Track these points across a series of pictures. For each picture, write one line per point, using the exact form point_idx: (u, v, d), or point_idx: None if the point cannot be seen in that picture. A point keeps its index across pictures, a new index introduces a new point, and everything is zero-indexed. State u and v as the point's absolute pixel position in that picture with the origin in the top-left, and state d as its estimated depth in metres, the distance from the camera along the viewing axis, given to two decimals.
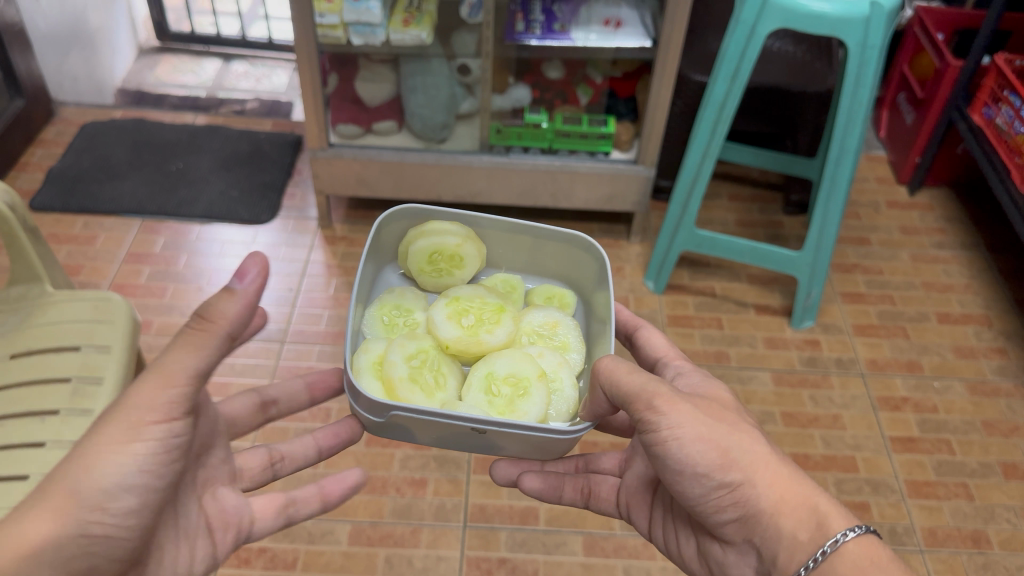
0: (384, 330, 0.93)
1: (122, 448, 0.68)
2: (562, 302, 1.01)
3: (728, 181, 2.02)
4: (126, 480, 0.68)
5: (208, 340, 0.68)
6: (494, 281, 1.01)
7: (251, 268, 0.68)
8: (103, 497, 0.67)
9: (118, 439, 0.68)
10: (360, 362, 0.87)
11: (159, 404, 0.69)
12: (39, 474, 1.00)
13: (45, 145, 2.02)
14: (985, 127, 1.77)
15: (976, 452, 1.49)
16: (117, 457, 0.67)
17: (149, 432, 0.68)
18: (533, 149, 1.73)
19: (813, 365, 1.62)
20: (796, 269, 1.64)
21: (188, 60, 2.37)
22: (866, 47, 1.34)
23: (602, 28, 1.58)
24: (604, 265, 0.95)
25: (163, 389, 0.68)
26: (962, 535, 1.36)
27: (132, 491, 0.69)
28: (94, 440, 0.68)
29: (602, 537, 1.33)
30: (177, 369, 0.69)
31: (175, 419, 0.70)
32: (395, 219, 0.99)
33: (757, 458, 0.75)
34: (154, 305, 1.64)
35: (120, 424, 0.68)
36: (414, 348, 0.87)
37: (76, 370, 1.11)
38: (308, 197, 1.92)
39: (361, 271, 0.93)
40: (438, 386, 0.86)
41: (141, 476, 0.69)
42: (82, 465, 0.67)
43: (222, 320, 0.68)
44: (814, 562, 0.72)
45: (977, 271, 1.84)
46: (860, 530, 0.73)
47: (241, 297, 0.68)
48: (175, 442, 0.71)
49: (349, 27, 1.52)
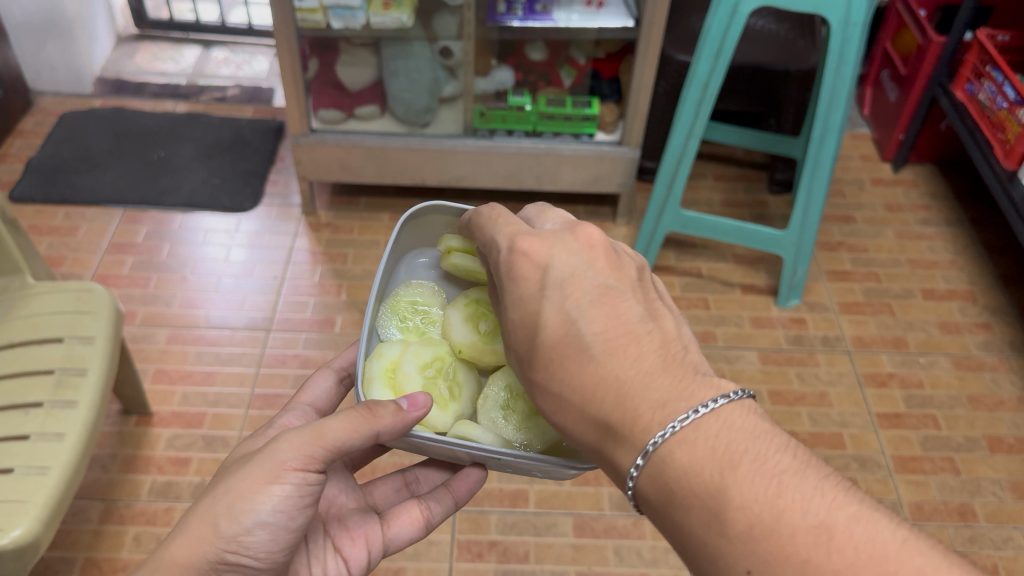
0: (400, 329, 0.89)
1: (262, 489, 0.70)
2: None
3: (713, 162, 2.01)
4: (262, 517, 0.70)
5: (366, 425, 0.71)
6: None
7: (419, 401, 0.74)
8: (239, 531, 0.70)
9: (262, 477, 0.70)
10: (372, 371, 0.81)
11: (303, 455, 0.71)
12: (25, 467, 0.99)
13: (23, 136, 1.99)
14: (968, 103, 1.77)
15: (962, 426, 1.50)
16: (259, 496, 0.70)
17: (288, 477, 0.70)
18: (516, 132, 1.73)
19: (799, 344, 1.62)
20: (781, 248, 1.64)
21: (167, 47, 2.34)
22: (848, 24, 1.33)
23: (584, 9, 1.57)
24: None
25: (313, 444, 0.71)
26: (949, 509, 1.38)
27: (266, 529, 0.71)
28: (240, 475, 0.71)
29: (592, 517, 1.33)
30: (328, 433, 0.71)
31: (314, 472, 0.72)
32: (413, 217, 0.93)
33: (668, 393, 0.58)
34: (138, 295, 1.63)
35: (264, 464, 0.71)
36: (428, 355, 0.84)
37: (60, 361, 1.10)
38: (291, 184, 1.91)
39: (378, 270, 0.87)
40: (451, 398, 0.84)
41: (275, 518, 0.71)
42: (225, 501, 0.70)
43: (384, 416, 0.72)
44: (649, 453, 0.57)
45: (961, 247, 1.85)
46: (722, 401, 0.57)
47: (404, 414, 0.73)
48: (310, 493, 0.72)
49: (329, 10, 1.52)
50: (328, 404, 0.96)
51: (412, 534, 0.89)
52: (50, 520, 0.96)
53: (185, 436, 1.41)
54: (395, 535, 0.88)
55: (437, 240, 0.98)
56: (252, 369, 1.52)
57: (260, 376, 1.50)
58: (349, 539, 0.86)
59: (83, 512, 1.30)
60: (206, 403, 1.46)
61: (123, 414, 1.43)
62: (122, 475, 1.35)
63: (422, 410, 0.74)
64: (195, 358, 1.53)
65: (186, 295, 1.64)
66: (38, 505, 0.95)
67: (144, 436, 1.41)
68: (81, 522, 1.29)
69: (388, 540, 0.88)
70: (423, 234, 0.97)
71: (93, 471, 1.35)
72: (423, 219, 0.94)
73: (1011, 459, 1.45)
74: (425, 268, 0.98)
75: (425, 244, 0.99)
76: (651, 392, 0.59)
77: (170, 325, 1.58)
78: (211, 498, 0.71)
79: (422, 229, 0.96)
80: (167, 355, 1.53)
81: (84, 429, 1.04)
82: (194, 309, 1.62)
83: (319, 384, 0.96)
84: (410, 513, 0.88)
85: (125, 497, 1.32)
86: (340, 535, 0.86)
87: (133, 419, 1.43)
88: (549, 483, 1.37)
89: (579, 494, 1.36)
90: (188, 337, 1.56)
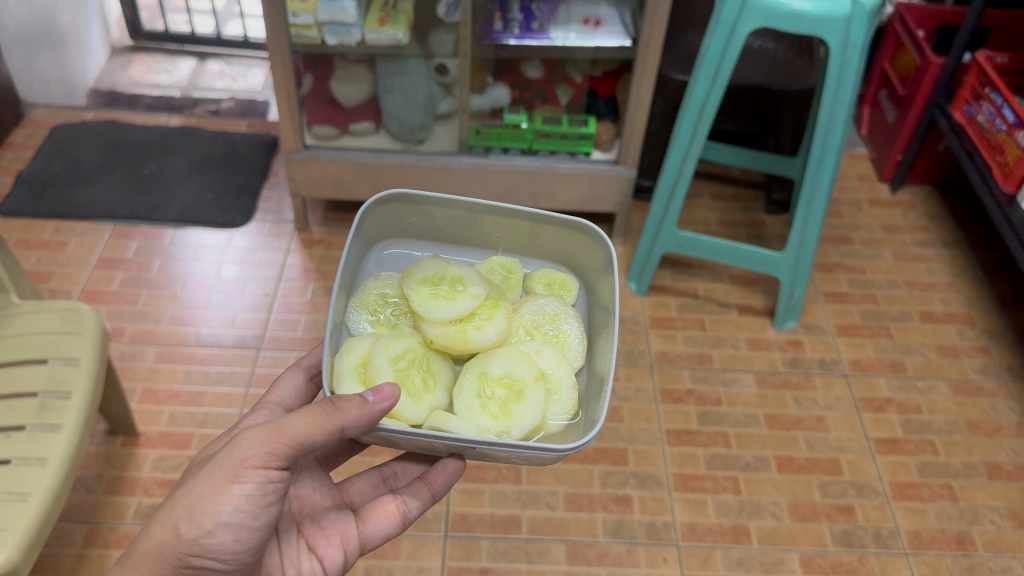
0: (370, 323, 0.89)
1: (221, 489, 0.73)
2: (562, 287, 0.96)
3: (710, 181, 2.00)
4: (222, 518, 0.73)
5: (329, 419, 0.73)
6: (489, 265, 0.95)
7: (386, 392, 0.75)
8: (200, 534, 0.73)
9: (223, 477, 0.73)
10: (341, 366, 0.82)
11: (263, 453, 0.74)
12: (4, 493, 0.97)
13: (14, 148, 1.97)
14: (967, 124, 1.76)
15: (960, 452, 1.48)
16: (218, 496, 0.73)
17: (248, 475, 0.73)
18: (512, 150, 1.71)
19: (796, 366, 1.61)
20: (778, 270, 1.62)
21: (162, 60, 2.32)
22: (848, 47, 1.32)
23: (581, 27, 1.55)
24: (612, 259, 0.90)
25: (272, 440, 0.74)
26: (947, 537, 1.36)
27: (228, 530, 0.74)
28: (200, 477, 0.74)
29: (585, 544, 1.31)
30: (290, 428, 0.74)
31: (275, 470, 0.75)
32: (384, 200, 0.93)
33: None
34: (127, 312, 1.61)
35: (224, 464, 0.74)
36: (400, 348, 0.83)
37: (43, 384, 1.07)
38: (284, 200, 1.89)
39: (343, 260, 0.87)
40: (425, 388, 0.83)
41: (237, 518, 0.74)
42: (187, 503, 0.73)
43: (347, 409, 0.73)
44: None
45: (960, 268, 1.84)
46: None
47: (370, 406, 0.74)
48: (273, 490, 0.75)
49: (324, 27, 1.49)
50: (298, 402, 0.98)
51: (388, 530, 0.89)
52: (30, 547, 0.94)
53: (172, 458, 1.39)
54: (371, 532, 0.88)
55: (407, 229, 0.97)
56: (241, 389, 1.49)
57: (249, 396, 1.48)
58: (323, 539, 0.87)
59: (67, 535, 1.27)
60: (194, 423, 1.44)
61: (109, 434, 1.41)
62: (107, 498, 1.33)
63: (388, 401, 0.74)
64: (184, 377, 1.51)
65: (176, 311, 1.62)
66: (18, 532, 0.93)
67: (130, 457, 1.38)
68: (64, 545, 1.26)
69: (364, 537, 0.89)
70: (394, 222, 0.96)
71: (77, 492, 1.33)
72: (394, 205, 0.94)
73: (1010, 486, 1.43)
74: (394, 257, 0.97)
75: (395, 234, 0.97)
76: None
77: (159, 343, 1.56)
78: (174, 501, 0.74)
79: (393, 220, 0.96)
80: (155, 374, 1.51)
81: (67, 453, 1.02)
82: (184, 326, 1.59)
83: (288, 383, 0.98)
84: (385, 508, 0.89)
85: (110, 520, 1.30)
86: (315, 535, 0.87)
87: (119, 440, 1.40)
88: (541, 509, 1.35)
89: (573, 520, 1.34)
90: (178, 355, 1.54)
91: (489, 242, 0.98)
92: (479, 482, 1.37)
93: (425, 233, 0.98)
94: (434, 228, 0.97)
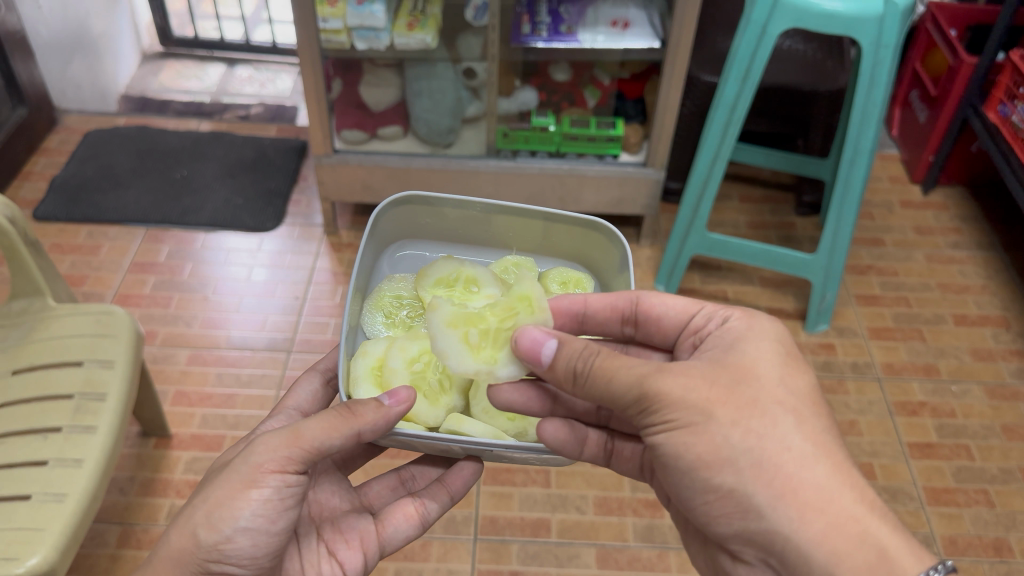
0: (385, 325, 0.90)
1: (239, 494, 0.72)
2: (578, 284, 0.95)
3: (740, 183, 1.98)
4: (241, 523, 0.72)
5: (345, 424, 0.74)
6: (503, 265, 0.94)
7: (401, 396, 0.77)
8: (219, 540, 0.71)
9: (240, 482, 0.72)
10: (357, 370, 0.83)
11: (280, 457, 0.73)
12: (42, 494, 0.98)
13: (48, 154, 2.00)
14: (1001, 125, 1.73)
15: (996, 457, 1.46)
16: (236, 502, 0.71)
17: (267, 480, 0.72)
18: (539, 152, 1.71)
19: (828, 370, 1.59)
20: (810, 272, 1.60)
21: (192, 65, 2.34)
22: (880, 45, 1.31)
23: (610, 29, 1.55)
24: (627, 254, 0.90)
25: (289, 444, 0.73)
26: (983, 543, 1.34)
27: (247, 535, 0.72)
28: (218, 483, 0.73)
29: (615, 549, 1.31)
30: (306, 433, 0.74)
31: (293, 475, 0.74)
32: (399, 201, 0.93)
33: (812, 451, 0.67)
34: (159, 316, 1.63)
35: (241, 468, 0.73)
36: (415, 350, 0.85)
37: (79, 386, 1.09)
38: (313, 204, 1.90)
39: (358, 261, 0.88)
40: (442, 390, 0.85)
41: (255, 523, 0.72)
42: (204, 510, 0.72)
43: (363, 414, 0.74)
44: None
45: (993, 271, 1.81)
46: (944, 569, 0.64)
47: (386, 410, 0.75)
48: (291, 495, 0.74)
49: (353, 32, 1.49)
50: (315, 406, 0.96)
51: (408, 531, 0.88)
52: (67, 546, 0.95)
53: (203, 460, 1.40)
54: (391, 534, 0.88)
55: (420, 229, 0.97)
56: (273, 391, 1.50)
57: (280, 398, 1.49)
58: (343, 542, 0.85)
59: (100, 536, 1.29)
60: (225, 426, 1.45)
61: (142, 436, 1.42)
62: (140, 499, 1.34)
63: (404, 404, 0.76)
64: (215, 379, 1.52)
65: (207, 314, 1.64)
66: (56, 532, 0.94)
67: (162, 459, 1.39)
68: (98, 546, 1.28)
69: (385, 539, 0.87)
70: (408, 224, 0.96)
71: (111, 494, 1.34)
72: (408, 206, 0.94)
73: None
74: (408, 259, 0.97)
75: (408, 235, 0.97)
76: (806, 474, 0.66)
77: (191, 346, 1.58)
78: (192, 507, 0.73)
79: (407, 222, 0.96)
80: (187, 376, 1.52)
81: (102, 454, 1.03)
82: (215, 329, 1.61)
83: (304, 388, 0.96)
84: (405, 510, 0.88)
85: (143, 522, 1.31)
86: (335, 538, 0.85)
87: (152, 441, 1.42)
88: (571, 513, 1.35)
89: (603, 524, 1.33)
90: (209, 358, 1.56)
91: (503, 242, 0.97)
92: (509, 485, 1.37)
93: (437, 235, 0.97)
94: (447, 230, 0.97)
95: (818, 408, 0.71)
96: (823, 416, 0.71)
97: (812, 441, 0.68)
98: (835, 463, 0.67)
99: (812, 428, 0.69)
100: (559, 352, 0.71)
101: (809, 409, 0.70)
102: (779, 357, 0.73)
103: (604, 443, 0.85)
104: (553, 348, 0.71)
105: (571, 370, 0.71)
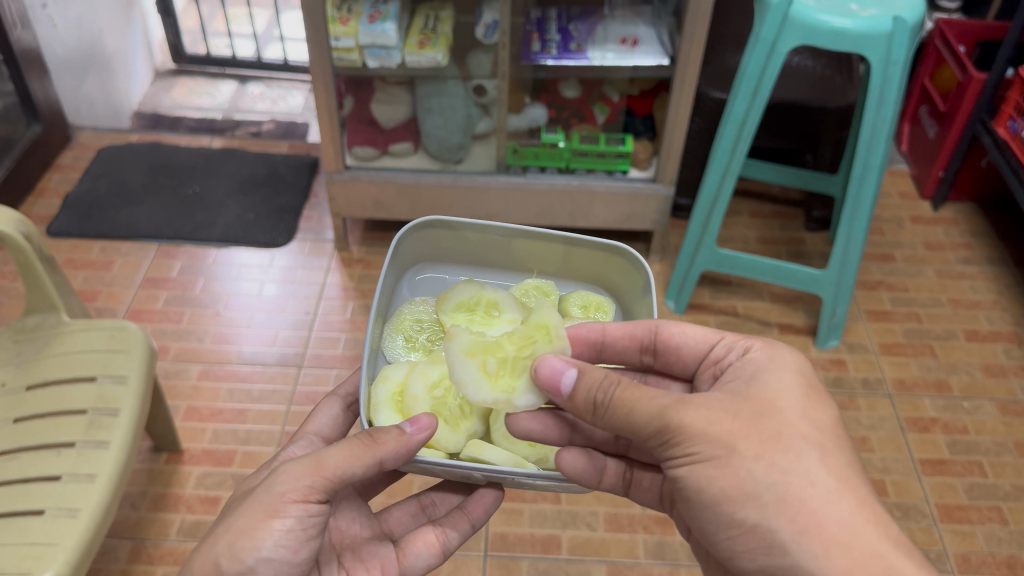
0: (407, 350, 0.90)
1: (262, 524, 0.72)
2: (599, 308, 0.95)
3: (750, 199, 1.99)
4: (263, 554, 0.72)
5: (368, 452, 0.74)
6: (524, 289, 0.94)
7: (422, 423, 0.77)
8: (241, 570, 0.71)
9: (262, 512, 0.72)
10: (378, 395, 0.84)
11: (303, 486, 0.73)
12: (55, 509, 0.98)
13: (62, 170, 2.02)
14: (1011, 140, 1.73)
15: (1009, 474, 1.45)
16: (259, 531, 0.72)
17: (289, 509, 0.73)
18: (549, 169, 1.72)
19: (839, 386, 1.59)
20: (820, 288, 1.60)
21: (204, 82, 2.36)
22: (890, 63, 1.31)
23: (619, 47, 1.55)
24: (648, 278, 0.91)
25: (312, 473, 0.74)
26: (997, 561, 1.33)
27: (269, 565, 0.72)
28: (241, 512, 0.73)
29: (626, 566, 1.30)
30: (328, 461, 0.74)
31: (315, 504, 0.74)
32: (420, 226, 0.94)
33: (836, 486, 0.67)
34: (171, 331, 1.64)
35: (263, 498, 0.73)
36: (436, 375, 0.84)
37: (92, 401, 1.09)
38: (324, 219, 1.91)
39: (380, 283, 0.89)
40: (463, 415, 0.84)
41: (277, 554, 0.72)
42: (227, 540, 0.72)
43: (385, 442, 0.75)
44: None
45: (1005, 287, 1.81)
46: None
47: (408, 438, 0.76)
48: (313, 524, 0.74)
49: (365, 50, 1.51)
50: (336, 431, 0.96)
51: (428, 560, 0.89)
52: (80, 562, 0.95)
53: (215, 475, 1.40)
54: (412, 562, 0.88)
55: (441, 253, 0.98)
56: (283, 407, 1.51)
57: (291, 414, 1.49)
58: (363, 569, 0.85)
59: (111, 551, 1.29)
60: (236, 441, 1.45)
61: (153, 450, 1.43)
62: (150, 514, 1.34)
63: (425, 432, 0.76)
64: (226, 395, 1.53)
65: (219, 330, 1.64)
66: (69, 548, 0.95)
67: (174, 474, 1.40)
68: (109, 561, 1.28)
69: (405, 566, 0.88)
70: (430, 248, 0.97)
71: (122, 508, 1.34)
72: (429, 230, 0.95)
73: None
74: (429, 281, 0.98)
75: (429, 258, 0.98)
76: (831, 509, 0.66)
77: (203, 361, 1.58)
78: (214, 538, 0.73)
79: (428, 245, 0.97)
80: (198, 392, 1.53)
81: (115, 468, 1.03)
82: (227, 344, 1.62)
83: (325, 413, 0.96)
84: (425, 538, 0.89)
85: (153, 536, 1.32)
86: (355, 566, 0.85)
87: (163, 456, 1.42)
88: (582, 529, 1.34)
89: (613, 541, 1.33)
90: (220, 373, 1.56)
91: (524, 265, 0.97)
92: (519, 501, 1.37)
93: (458, 257, 0.98)
94: (469, 254, 0.98)
95: (841, 441, 0.71)
96: (845, 449, 0.71)
97: (836, 475, 0.68)
98: (858, 497, 0.67)
99: (836, 463, 0.69)
100: (579, 381, 0.72)
101: (832, 443, 0.70)
102: (801, 391, 0.73)
103: (623, 472, 0.85)
104: (572, 378, 0.72)
105: (591, 400, 0.71)
